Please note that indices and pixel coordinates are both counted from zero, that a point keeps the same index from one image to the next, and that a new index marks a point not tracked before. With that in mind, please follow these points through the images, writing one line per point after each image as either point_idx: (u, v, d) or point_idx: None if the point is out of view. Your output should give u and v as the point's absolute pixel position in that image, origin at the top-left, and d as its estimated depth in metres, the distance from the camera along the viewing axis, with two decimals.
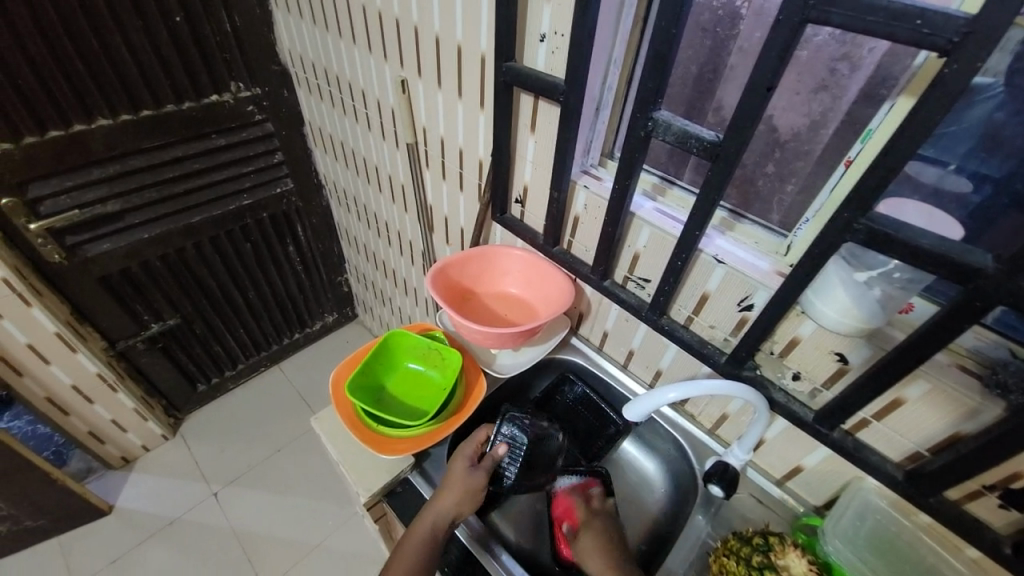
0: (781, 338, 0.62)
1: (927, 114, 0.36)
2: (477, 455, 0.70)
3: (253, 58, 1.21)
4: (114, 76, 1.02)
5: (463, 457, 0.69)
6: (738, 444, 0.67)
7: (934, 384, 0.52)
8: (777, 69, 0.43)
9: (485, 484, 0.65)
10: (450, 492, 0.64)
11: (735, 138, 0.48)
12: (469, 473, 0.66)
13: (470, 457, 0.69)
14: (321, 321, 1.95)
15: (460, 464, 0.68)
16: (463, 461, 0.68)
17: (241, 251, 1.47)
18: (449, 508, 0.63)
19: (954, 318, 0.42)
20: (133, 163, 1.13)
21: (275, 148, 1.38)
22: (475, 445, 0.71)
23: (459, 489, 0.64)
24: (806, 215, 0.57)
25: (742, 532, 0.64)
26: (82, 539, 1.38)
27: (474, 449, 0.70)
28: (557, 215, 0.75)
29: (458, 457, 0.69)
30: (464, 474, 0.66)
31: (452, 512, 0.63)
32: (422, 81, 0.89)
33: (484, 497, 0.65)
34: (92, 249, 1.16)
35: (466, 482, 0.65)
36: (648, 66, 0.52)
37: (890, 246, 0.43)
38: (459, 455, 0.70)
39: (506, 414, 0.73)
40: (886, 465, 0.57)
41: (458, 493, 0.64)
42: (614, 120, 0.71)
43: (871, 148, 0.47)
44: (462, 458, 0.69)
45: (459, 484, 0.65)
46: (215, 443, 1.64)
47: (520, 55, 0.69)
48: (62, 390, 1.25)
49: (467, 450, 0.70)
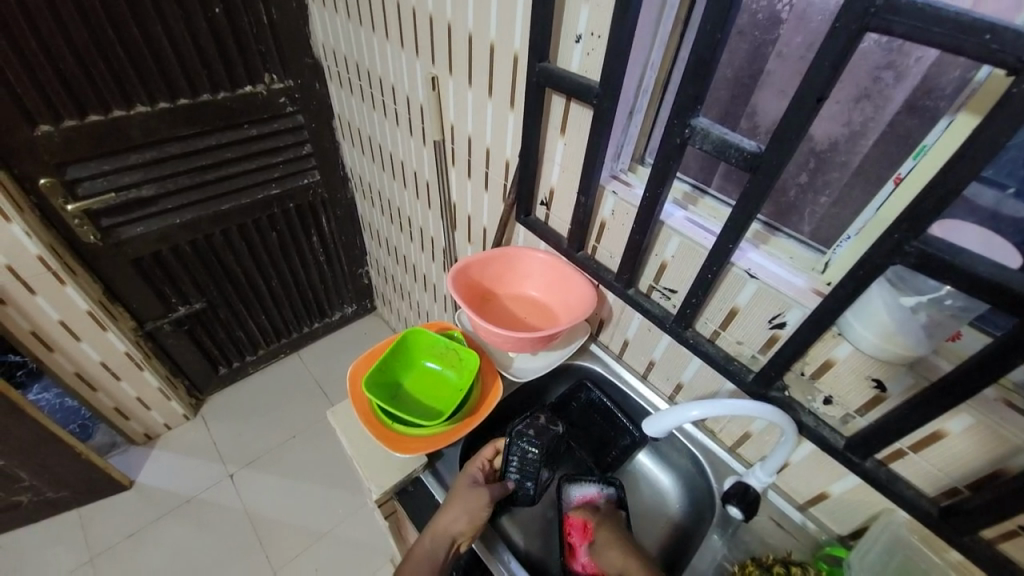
0: (814, 359, 0.60)
1: (992, 135, 0.34)
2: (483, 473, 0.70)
3: (287, 50, 1.23)
4: (153, 65, 1.05)
5: (468, 475, 0.69)
6: (761, 466, 0.65)
7: (979, 419, 0.49)
8: (829, 80, 0.41)
9: (488, 502, 0.64)
10: (450, 509, 0.64)
11: (778, 150, 0.46)
12: (470, 491, 0.65)
13: (473, 475, 0.69)
14: (341, 312, 1.97)
15: (463, 481, 0.67)
16: (467, 479, 0.68)
17: (266, 240, 1.50)
18: (449, 524, 0.62)
19: (1008, 352, 0.39)
20: (168, 150, 1.16)
21: (304, 140, 1.40)
22: (480, 464, 0.71)
23: (460, 507, 0.63)
24: (848, 231, 0.54)
25: (761, 559, 0.62)
26: (104, 511, 1.43)
27: (480, 467, 0.70)
28: (584, 220, 0.74)
29: (462, 475, 0.69)
30: (466, 491, 0.65)
31: (453, 529, 0.62)
32: (453, 79, 0.88)
33: (486, 517, 0.64)
34: (126, 231, 1.20)
35: (466, 499, 0.64)
36: (687, 72, 0.50)
37: (941, 271, 0.40)
38: (464, 473, 0.69)
39: (514, 432, 0.73)
40: (920, 500, 0.54)
41: (459, 508, 0.63)
42: (648, 124, 0.69)
43: (925, 166, 0.44)
44: (466, 476, 0.68)
45: (460, 501, 0.64)
46: (233, 426, 1.68)
47: (554, 56, 0.67)
48: (91, 366, 1.30)
49: (471, 468, 0.70)
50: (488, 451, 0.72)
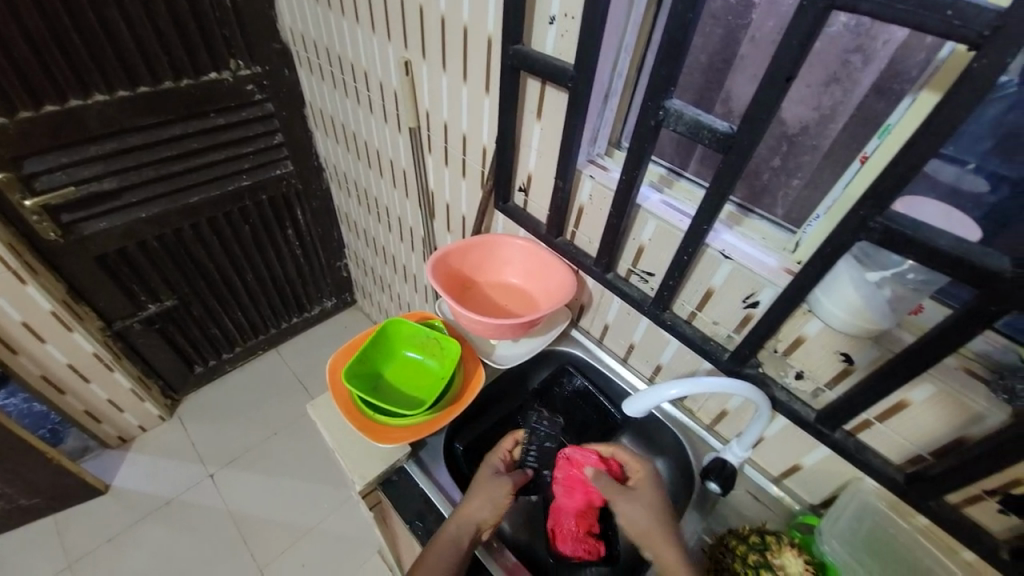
0: (786, 337, 0.62)
1: (952, 111, 0.35)
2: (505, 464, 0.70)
3: (253, 34, 1.18)
4: (110, 51, 1.00)
5: (489, 466, 0.69)
6: (737, 442, 0.67)
7: (940, 388, 0.51)
8: (797, 60, 0.41)
9: (511, 490, 0.64)
10: (473, 497, 0.63)
11: (749, 130, 0.47)
12: (493, 480, 0.65)
13: (495, 465, 0.69)
14: (320, 306, 1.94)
15: (485, 471, 0.67)
16: (488, 469, 0.68)
17: (239, 234, 1.45)
18: (473, 511, 0.61)
19: (967, 322, 0.41)
20: (130, 141, 1.11)
21: (275, 129, 1.36)
22: (501, 456, 0.70)
23: (484, 493, 0.63)
24: (817, 211, 0.55)
25: (738, 530, 0.64)
26: (79, 517, 1.39)
27: (502, 458, 0.70)
28: (562, 206, 0.74)
29: (483, 466, 0.69)
30: (490, 480, 0.65)
31: (477, 515, 0.61)
32: (426, 64, 0.86)
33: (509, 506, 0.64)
34: (88, 227, 1.15)
35: (490, 488, 0.64)
36: (661, 53, 0.50)
37: (905, 246, 0.42)
38: (484, 465, 0.69)
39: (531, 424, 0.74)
40: (887, 468, 0.56)
41: (482, 497, 0.63)
42: (623, 108, 0.69)
43: (889, 145, 0.46)
44: (487, 466, 0.68)
45: (484, 490, 0.64)
46: (212, 425, 1.64)
47: (529, 38, 0.66)
48: (59, 369, 1.25)
49: (492, 459, 0.70)
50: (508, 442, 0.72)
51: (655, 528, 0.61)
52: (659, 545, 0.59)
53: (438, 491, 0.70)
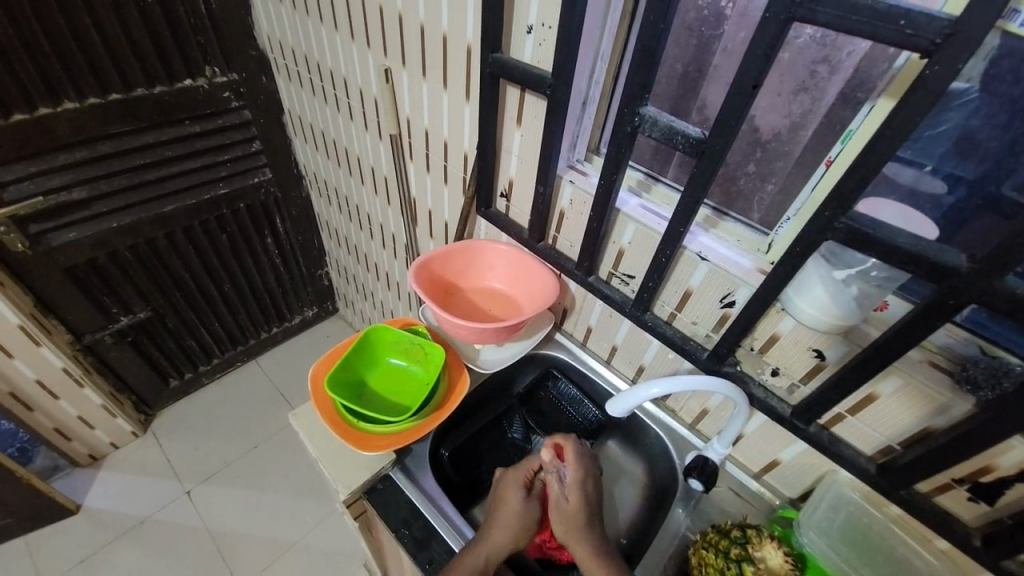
0: (761, 335, 0.64)
1: (908, 115, 0.37)
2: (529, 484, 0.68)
3: (229, 41, 1.17)
4: (81, 57, 0.97)
5: (515, 486, 0.66)
6: (718, 439, 0.69)
7: (907, 380, 0.53)
8: (763, 68, 0.43)
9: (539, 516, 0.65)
10: (506, 523, 0.63)
11: (720, 136, 0.49)
12: (523, 511, 0.64)
13: (523, 485, 0.66)
14: (300, 316, 1.90)
15: (515, 495, 0.65)
16: (517, 491, 0.66)
17: (216, 243, 1.43)
18: (505, 541, 0.61)
19: (930, 316, 0.43)
20: (101, 149, 1.08)
21: (252, 137, 1.34)
22: (526, 472, 0.68)
23: (516, 521, 0.63)
24: (787, 213, 0.58)
25: (721, 525, 0.65)
26: (46, 540, 1.33)
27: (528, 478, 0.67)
28: (543, 210, 0.75)
29: (510, 486, 0.66)
30: (522, 508, 0.64)
31: (510, 543, 0.61)
32: (407, 71, 0.87)
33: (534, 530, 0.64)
34: (57, 238, 1.11)
35: (521, 521, 0.63)
36: (636, 60, 0.51)
37: (869, 245, 0.44)
38: (511, 484, 0.67)
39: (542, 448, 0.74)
40: (859, 459, 0.59)
41: (510, 530, 0.62)
42: (601, 116, 0.71)
43: (851, 148, 0.48)
44: (515, 488, 0.66)
45: (514, 518, 0.63)
46: (189, 440, 1.59)
47: (507, 47, 0.68)
48: (26, 385, 1.20)
49: (518, 478, 0.67)
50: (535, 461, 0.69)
51: (579, 534, 0.62)
52: (579, 552, 0.61)
53: (426, 498, 0.69)
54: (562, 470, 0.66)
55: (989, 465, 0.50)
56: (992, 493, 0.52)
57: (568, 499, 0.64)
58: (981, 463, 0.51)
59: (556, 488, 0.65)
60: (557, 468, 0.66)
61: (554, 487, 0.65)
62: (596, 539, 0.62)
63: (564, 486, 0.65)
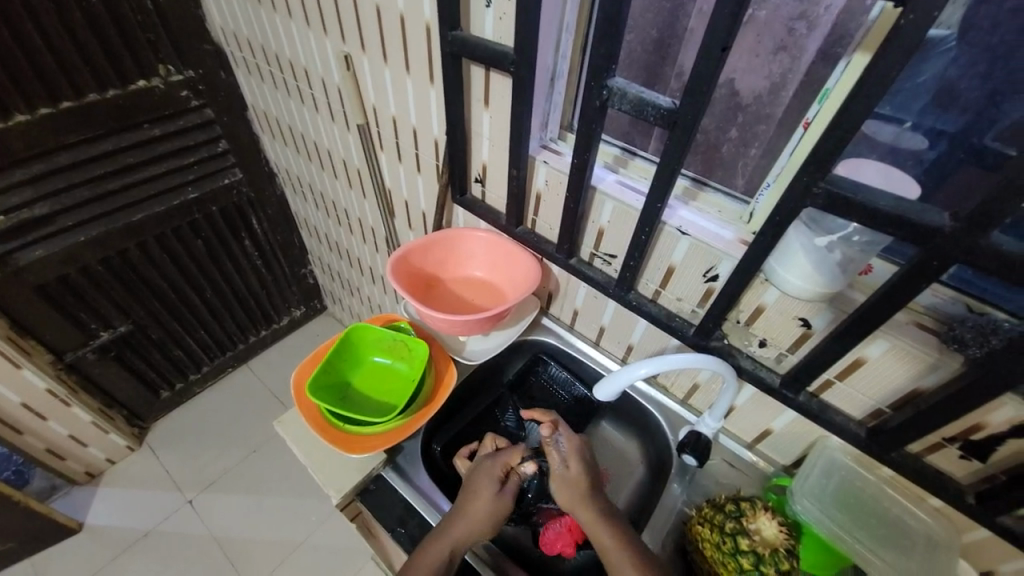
0: (747, 307, 0.62)
1: (886, 70, 0.35)
2: (505, 475, 0.65)
3: (181, 36, 1.10)
4: (26, 66, 0.92)
5: (489, 478, 0.64)
6: (709, 414, 0.68)
7: (894, 343, 0.52)
8: (731, 28, 0.40)
9: (510, 508, 0.62)
10: (473, 516, 0.60)
11: (692, 104, 0.46)
12: (494, 501, 0.62)
13: (499, 478, 0.64)
14: (288, 316, 1.88)
15: (487, 488, 0.62)
16: (492, 483, 0.63)
17: (192, 249, 1.38)
18: (472, 533, 0.59)
19: (914, 278, 0.42)
20: (59, 160, 1.03)
21: (217, 136, 1.29)
22: (503, 465, 0.65)
23: (487, 513, 0.60)
24: (767, 180, 0.56)
25: (716, 499, 0.65)
26: (52, 560, 1.32)
27: (503, 470, 0.65)
28: (518, 194, 0.73)
29: (484, 477, 0.64)
30: (495, 500, 0.62)
31: (475, 538, 0.59)
32: (367, 57, 0.83)
33: (505, 521, 0.62)
34: (23, 257, 1.07)
35: (493, 510, 0.61)
36: (600, 29, 0.48)
37: (850, 210, 0.42)
38: (484, 475, 0.64)
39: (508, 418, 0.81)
40: (850, 425, 0.59)
41: (479, 521, 0.60)
42: (572, 91, 0.68)
43: (828, 109, 0.46)
44: (490, 480, 0.64)
45: (485, 509, 0.61)
46: (185, 450, 1.58)
47: (467, 24, 0.64)
48: (12, 410, 1.18)
49: (494, 470, 0.65)
50: (515, 455, 0.66)
51: (585, 503, 0.62)
52: (586, 517, 0.61)
53: (419, 494, 0.69)
54: (560, 440, 0.67)
55: (979, 423, 0.50)
56: (983, 451, 0.51)
57: (569, 466, 0.65)
58: (973, 422, 0.50)
59: (554, 457, 0.65)
60: (554, 439, 0.66)
61: (553, 458, 0.65)
62: (602, 501, 0.63)
63: (561, 454, 0.66)
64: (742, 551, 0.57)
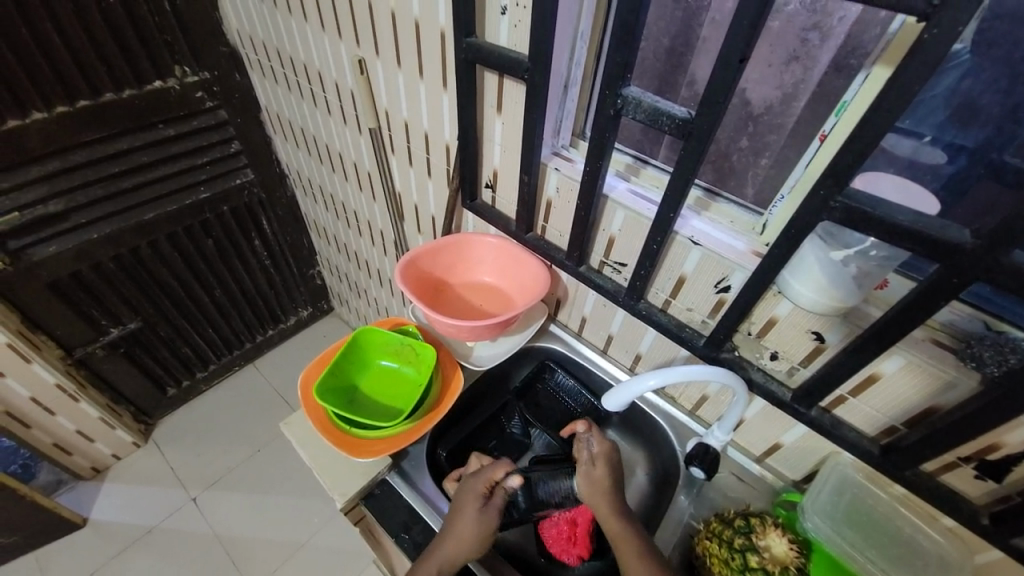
0: (759, 319, 0.62)
1: (907, 84, 0.34)
2: (488, 492, 0.63)
3: (197, 38, 1.12)
4: (46, 66, 0.93)
5: (472, 495, 0.62)
6: (718, 426, 0.68)
7: (909, 360, 0.51)
8: (749, 41, 0.40)
9: (496, 527, 0.60)
10: (459, 535, 0.59)
11: (707, 115, 0.46)
12: (476, 518, 0.60)
13: (482, 495, 0.62)
14: (295, 316, 1.88)
15: (471, 505, 0.61)
16: (475, 500, 0.62)
17: (203, 248, 1.39)
18: (457, 555, 0.58)
19: (933, 295, 0.41)
20: (75, 158, 1.05)
21: (230, 137, 1.30)
22: (486, 481, 0.64)
23: (471, 532, 0.59)
24: (781, 192, 0.55)
25: (725, 514, 0.64)
26: (55, 555, 1.33)
27: (486, 486, 0.63)
28: (529, 201, 0.73)
29: (468, 496, 0.63)
30: (477, 519, 0.60)
31: (461, 558, 0.58)
32: (381, 61, 0.83)
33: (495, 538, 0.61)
34: (37, 252, 1.08)
35: (476, 529, 0.60)
36: (615, 39, 0.48)
37: (868, 224, 0.42)
38: (469, 492, 0.63)
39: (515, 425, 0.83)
40: (862, 441, 0.57)
41: (465, 542, 0.59)
42: (585, 97, 0.68)
43: (845, 122, 0.46)
44: (473, 497, 0.62)
45: (468, 528, 0.59)
46: (190, 448, 1.59)
47: (482, 31, 0.65)
48: (21, 403, 1.19)
49: (477, 487, 0.63)
50: (497, 470, 0.64)
51: (606, 501, 0.63)
52: (604, 513, 0.62)
53: (424, 501, 0.68)
54: (591, 438, 0.68)
55: (997, 443, 0.49)
56: (999, 471, 0.50)
57: (595, 465, 0.65)
58: (990, 441, 0.49)
59: (583, 454, 0.67)
60: (586, 437, 0.68)
61: (582, 455, 0.67)
62: (621, 502, 0.63)
63: (590, 452, 0.67)
64: (751, 568, 0.56)
